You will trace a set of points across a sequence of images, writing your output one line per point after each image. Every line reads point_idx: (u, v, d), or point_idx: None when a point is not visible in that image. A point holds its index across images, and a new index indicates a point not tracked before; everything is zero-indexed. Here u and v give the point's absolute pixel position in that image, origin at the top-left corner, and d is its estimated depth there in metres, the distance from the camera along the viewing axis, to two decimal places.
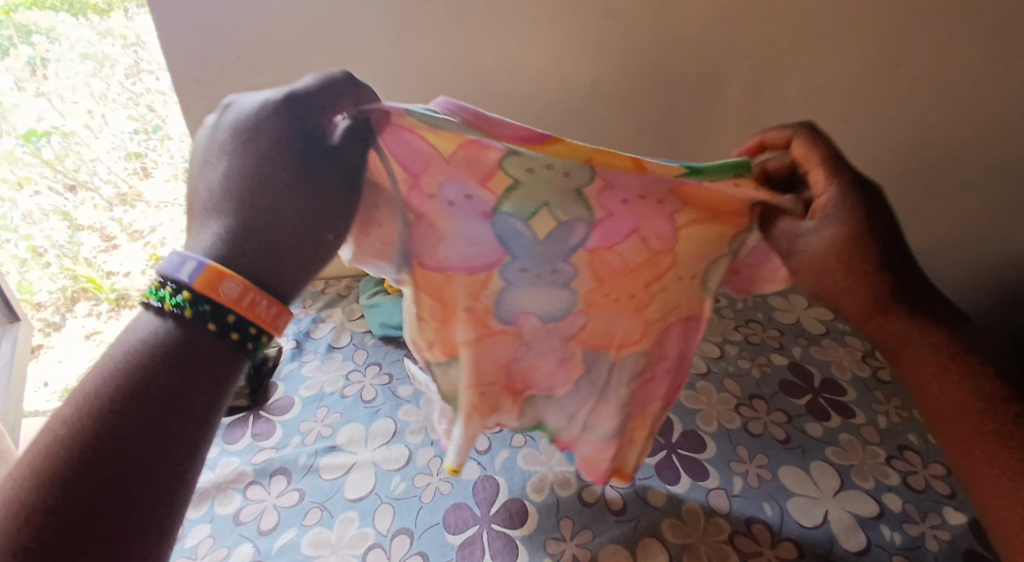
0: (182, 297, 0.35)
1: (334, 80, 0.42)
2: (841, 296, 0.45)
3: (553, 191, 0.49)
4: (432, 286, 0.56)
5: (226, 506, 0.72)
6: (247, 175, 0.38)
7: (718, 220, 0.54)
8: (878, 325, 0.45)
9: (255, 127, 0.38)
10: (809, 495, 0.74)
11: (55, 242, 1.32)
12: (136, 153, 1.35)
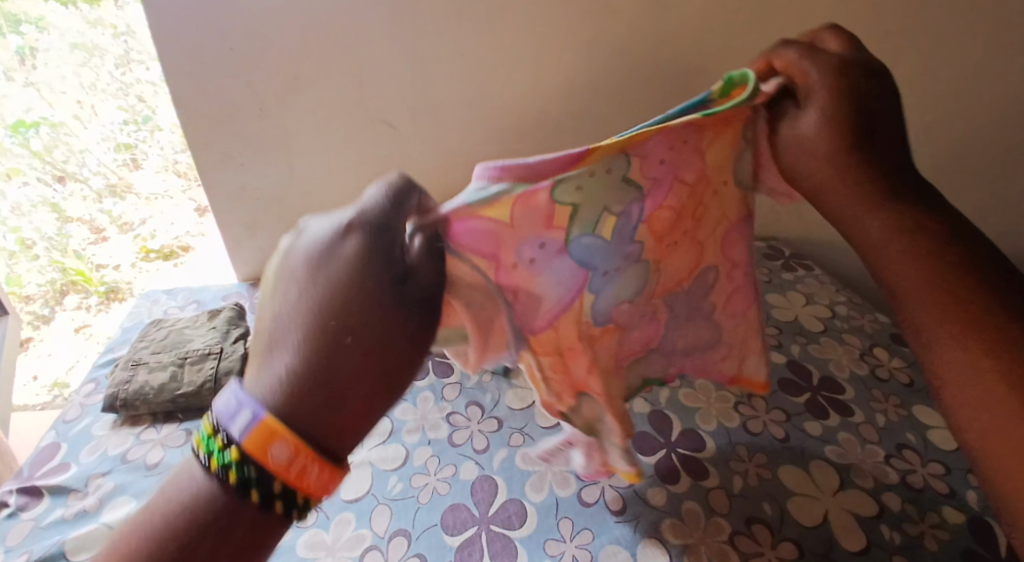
0: (231, 458, 0.37)
1: (398, 201, 0.44)
2: (812, 169, 0.50)
3: (608, 194, 0.51)
4: (548, 347, 0.57)
5: None
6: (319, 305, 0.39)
7: (726, 129, 0.52)
8: (843, 204, 0.50)
9: (332, 257, 0.41)
10: (808, 495, 0.74)
11: (44, 234, 1.53)
12: (126, 144, 1.46)
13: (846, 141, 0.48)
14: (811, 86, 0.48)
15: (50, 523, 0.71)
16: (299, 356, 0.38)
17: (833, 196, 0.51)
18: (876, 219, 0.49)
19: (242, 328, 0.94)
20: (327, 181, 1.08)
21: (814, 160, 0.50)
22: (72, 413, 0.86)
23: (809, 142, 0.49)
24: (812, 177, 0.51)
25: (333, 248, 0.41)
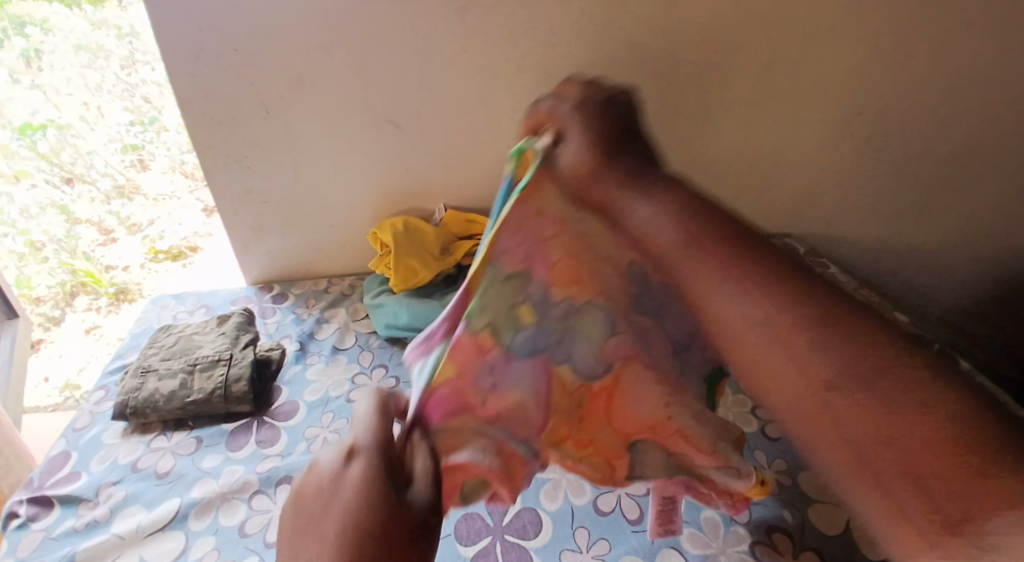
0: None
1: (382, 404, 0.56)
2: (589, 188, 0.49)
3: (503, 301, 0.55)
4: (563, 434, 0.64)
5: (231, 517, 0.70)
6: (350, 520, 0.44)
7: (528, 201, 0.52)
8: (630, 210, 0.47)
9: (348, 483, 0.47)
10: (830, 502, 0.72)
11: (52, 237, 1.51)
12: (133, 145, 1.52)
13: (613, 154, 0.48)
14: (567, 118, 0.50)
15: (61, 534, 0.70)
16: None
17: (617, 200, 0.48)
18: (640, 216, 0.46)
19: (251, 334, 0.93)
20: (332, 183, 1.07)
21: (583, 174, 0.49)
22: (82, 421, 0.85)
23: (581, 166, 0.49)
24: (592, 197, 0.49)
25: (354, 478, 0.48)
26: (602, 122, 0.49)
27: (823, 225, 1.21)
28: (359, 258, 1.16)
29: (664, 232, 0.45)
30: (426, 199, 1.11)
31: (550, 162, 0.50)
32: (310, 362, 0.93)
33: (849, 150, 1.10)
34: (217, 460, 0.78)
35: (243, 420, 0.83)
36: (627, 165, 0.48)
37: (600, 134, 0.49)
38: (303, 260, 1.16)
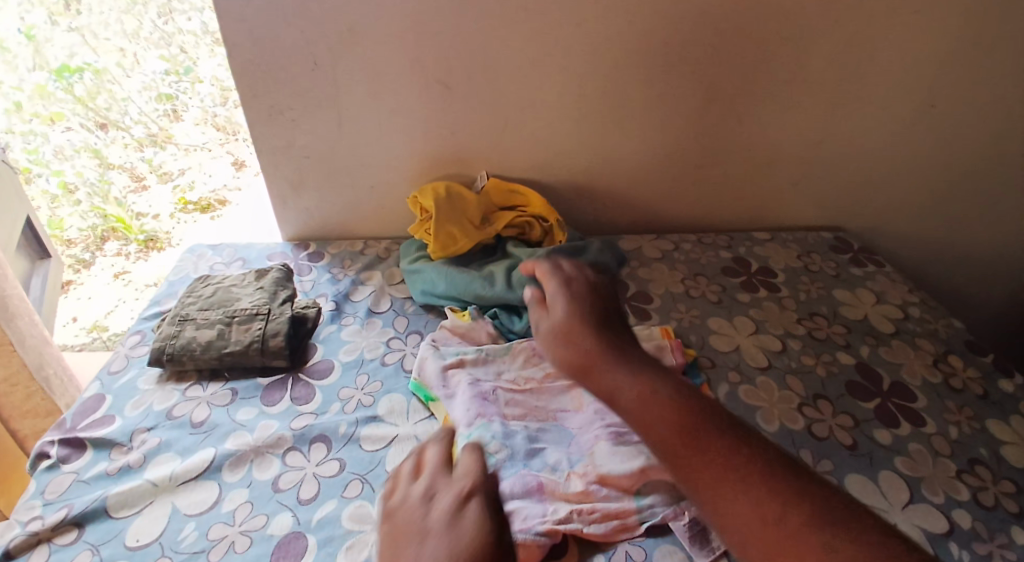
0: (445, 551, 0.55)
1: None
2: (576, 356, 0.58)
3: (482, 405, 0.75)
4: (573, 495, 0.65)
5: (264, 471, 0.70)
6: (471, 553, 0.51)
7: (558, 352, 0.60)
8: (611, 373, 0.56)
9: (465, 531, 0.53)
10: (876, 507, 0.69)
11: (86, 179, 1.57)
12: (167, 95, 1.54)
13: (590, 334, 0.59)
14: (562, 290, 0.65)
15: (93, 477, 0.70)
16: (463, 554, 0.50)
17: (599, 368, 0.56)
18: (618, 364, 0.56)
19: (289, 291, 0.92)
20: (375, 142, 1.04)
21: (572, 345, 0.59)
22: (117, 364, 0.85)
23: (564, 324, 0.61)
24: (586, 369, 0.57)
25: (450, 517, 0.54)
26: (584, 302, 0.63)
27: (877, 218, 1.16)
28: (396, 221, 1.14)
29: (638, 378, 0.55)
30: (470, 165, 1.07)
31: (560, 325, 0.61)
32: (345, 323, 0.92)
33: (916, 139, 1.06)
34: (252, 413, 0.77)
35: (278, 376, 0.82)
36: (605, 339, 0.59)
37: (581, 318, 0.61)
38: (339, 219, 1.14)
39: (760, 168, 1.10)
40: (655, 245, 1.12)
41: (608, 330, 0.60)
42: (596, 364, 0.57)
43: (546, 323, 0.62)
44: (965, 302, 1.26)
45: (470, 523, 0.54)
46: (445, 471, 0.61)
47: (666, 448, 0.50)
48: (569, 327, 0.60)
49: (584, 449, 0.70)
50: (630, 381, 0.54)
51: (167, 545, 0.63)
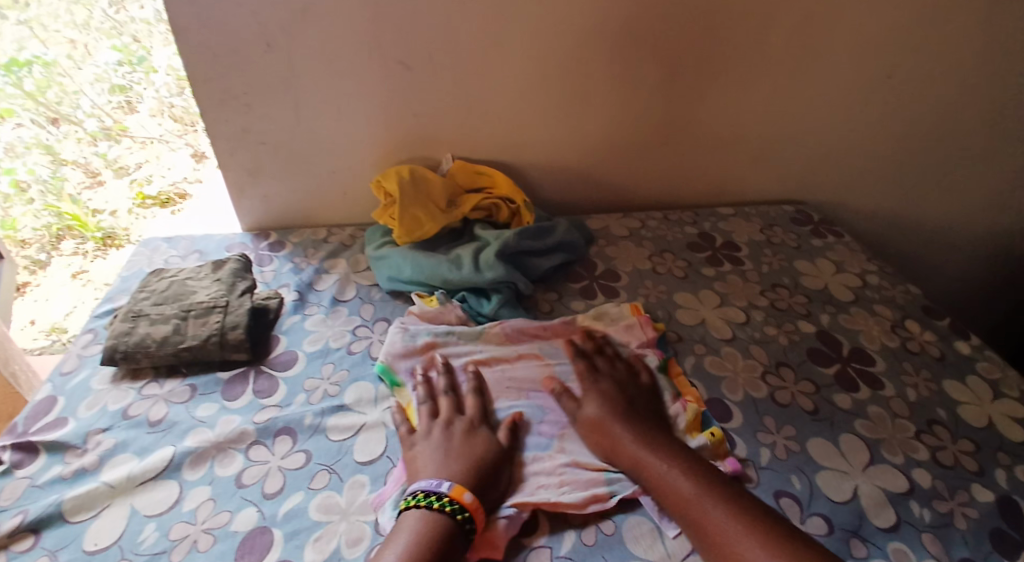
0: (443, 501, 0.59)
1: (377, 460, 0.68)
2: (610, 442, 0.67)
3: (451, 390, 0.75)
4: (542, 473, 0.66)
5: (226, 467, 0.68)
6: (487, 459, 0.65)
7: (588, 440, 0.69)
8: (640, 453, 0.65)
9: (482, 443, 0.67)
10: (838, 469, 0.70)
11: (39, 177, 1.49)
12: (120, 86, 1.52)
13: (621, 420, 0.69)
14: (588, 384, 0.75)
15: (46, 482, 0.67)
16: (480, 461, 0.64)
17: (633, 449, 0.66)
18: (645, 449, 0.65)
19: (247, 282, 0.89)
20: (334, 125, 1.01)
21: (604, 433, 0.68)
22: (69, 364, 0.82)
23: (592, 415, 0.70)
24: (618, 449, 0.66)
25: (467, 434, 0.68)
26: (614, 394, 0.73)
27: (839, 189, 1.18)
28: (360, 207, 1.11)
29: (665, 458, 0.64)
30: (432, 147, 1.05)
31: (591, 414, 0.70)
32: (309, 312, 0.90)
33: (877, 109, 1.07)
34: (212, 409, 0.75)
35: (239, 369, 0.80)
36: (636, 425, 0.68)
37: (613, 406, 0.71)
38: (301, 206, 1.11)
39: (725, 142, 1.10)
40: (622, 223, 1.11)
41: (638, 417, 0.70)
42: (627, 444, 0.66)
43: (580, 412, 0.71)
44: (925, 269, 1.30)
45: (485, 435, 0.68)
46: (457, 399, 0.73)
47: (695, 524, 0.59)
48: (603, 415, 0.70)
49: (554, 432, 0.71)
50: (658, 459, 0.64)
51: (127, 547, 0.61)
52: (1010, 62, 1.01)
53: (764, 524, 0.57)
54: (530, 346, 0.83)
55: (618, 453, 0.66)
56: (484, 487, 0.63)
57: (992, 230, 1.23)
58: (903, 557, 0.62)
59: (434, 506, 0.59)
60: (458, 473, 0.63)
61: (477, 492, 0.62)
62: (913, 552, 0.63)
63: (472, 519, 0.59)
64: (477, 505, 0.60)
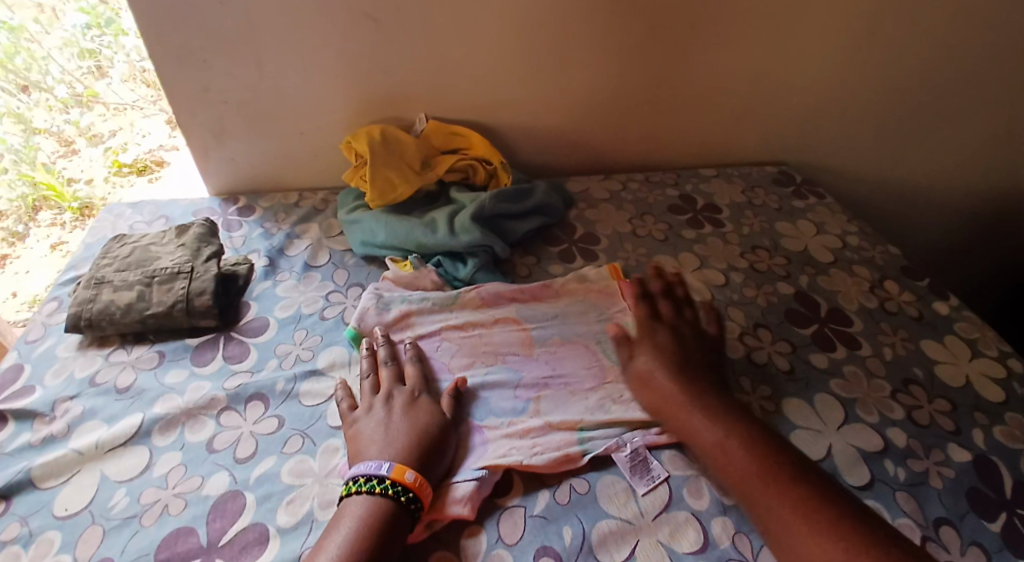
0: (385, 483, 0.57)
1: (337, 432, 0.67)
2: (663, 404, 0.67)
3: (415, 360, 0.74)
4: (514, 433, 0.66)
5: (197, 432, 0.67)
6: (430, 432, 0.63)
7: (641, 389, 0.70)
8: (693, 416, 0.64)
9: (425, 414, 0.65)
10: (812, 428, 0.70)
11: (10, 146, 1.36)
12: (90, 51, 1.40)
13: (677, 380, 0.68)
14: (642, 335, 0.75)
15: (13, 450, 0.66)
16: (423, 434, 0.63)
17: (683, 413, 0.65)
18: (693, 401, 0.66)
19: (214, 246, 0.87)
20: (301, 85, 0.97)
21: (651, 382, 0.69)
22: (34, 333, 0.80)
23: (645, 365, 0.71)
24: (670, 412, 0.66)
25: (407, 407, 0.66)
26: (669, 345, 0.73)
27: (820, 149, 1.16)
28: (332, 170, 1.08)
29: (714, 423, 0.63)
30: (404, 107, 1.02)
31: (644, 364, 0.71)
32: (280, 278, 0.88)
33: (858, 67, 1.05)
34: (182, 375, 0.73)
35: (208, 336, 0.78)
36: (692, 385, 0.67)
37: (670, 364, 0.70)
38: (272, 170, 1.08)
39: (705, 101, 1.08)
40: (602, 186, 1.10)
41: (681, 371, 0.69)
42: (679, 407, 0.66)
43: (635, 374, 0.71)
44: (906, 231, 1.30)
45: (428, 406, 0.66)
46: (399, 370, 0.72)
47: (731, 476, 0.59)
48: (655, 376, 0.69)
49: (527, 395, 0.71)
50: (707, 423, 0.63)
51: (97, 513, 0.60)
52: (996, 17, 0.98)
53: (798, 487, 0.56)
54: (507, 310, 0.82)
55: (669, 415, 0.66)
56: (429, 460, 0.61)
57: (973, 190, 1.22)
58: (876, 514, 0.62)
59: (377, 489, 0.57)
60: (401, 448, 0.61)
61: (421, 467, 0.60)
62: (887, 510, 0.63)
63: (418, 496, 0.57)
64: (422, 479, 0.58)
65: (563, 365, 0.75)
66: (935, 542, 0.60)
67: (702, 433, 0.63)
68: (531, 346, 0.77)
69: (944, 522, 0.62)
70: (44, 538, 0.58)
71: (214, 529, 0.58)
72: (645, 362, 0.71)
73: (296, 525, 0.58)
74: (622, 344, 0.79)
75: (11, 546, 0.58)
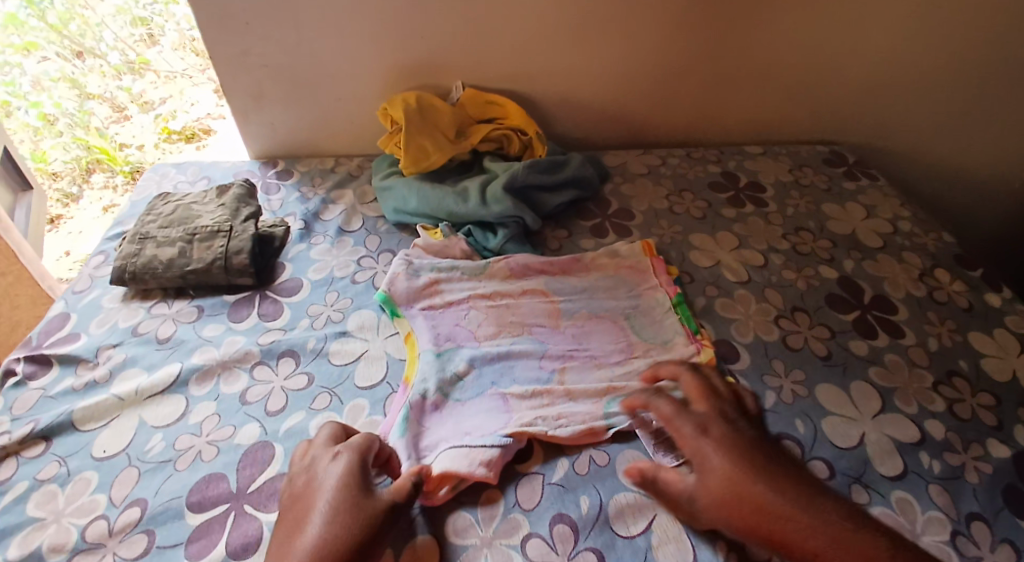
0: None
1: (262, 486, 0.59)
2: (757, 525, 0.51)
3: (435, 328, 0.74)
4: (537, 403, 0.66)
5: (231, 384, 0.69)
6: (326, 541, 0.50)
7: (722, 512, 0.53)
8: (813, 533, 0.50)
9: (330, 505, 0.52)
10: (846, 416, 0.68)
11: (65, 111, 1.58)
12: (142, 20, 1.66)
13: (757, 481, 0.53)
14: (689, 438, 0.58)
15: (59, 393, 0.69)
16: (309, 540, 0.50)
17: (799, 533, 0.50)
18: (793, 514, 0.51)
19: (252, 208, 0.89)
20: (341, 50, 0.97)
21: (735, 498, 0.52)
22: (81, 284, 0.83)
23: (714, 478, 0.54)
24: (771, 529, 0.51)
25: (328, 479, 0.54)
26: (726, 436, 0.57)
27: (874, 129, 1.11)
28: (370, 136, 1.09)
29: (828, 533, 0.50)
30: (442, 74, 1.01)
31: (710, 479, 0.54)
32: (314, 242, 0.89)
33: (919, 41, 0.99)
34: (219, 329, 0.76)
35: (244, 294, 0.80)
36: (794, 489, 0.53)
37: (744, 463, 0.54)
38: (309, 135, 1.09)
39: (752, 75, 1.03)
40: (640, 160, 1.07)
41: (764, 474, 0.54)
42: (788, 524, 0.51)
43: (699, 481, 0.55)
44: (963, 220, 1.23)
45: (340, 493, 0.53)
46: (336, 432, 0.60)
47: None
48: (735, 486, 0.53)
49: (552, 365, 0.71)
50: (837, 544, 0.49)
51: (134, 455, 0.63)
52: None
53: None
54: (536, 281, 0.82)
55: (773, 532, 0.51)
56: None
57: None
58: (906, 506, 0.60)
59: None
60: (299, 551, 0.49)
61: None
62: (917, 501, 0.61)
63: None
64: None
65: (590, 338, 0.75)
66: (965, 537, 0.58)
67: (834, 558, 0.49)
68: (558, 319, 0.77)
69: (976, 517, 0.60)
70: (81, 477, 0.61)
71: (243, 476, 0.60)
72: (714, 472, 0.54)
73: None
74: (655, 320, 0.78)
75: (48, 484, 0.61)
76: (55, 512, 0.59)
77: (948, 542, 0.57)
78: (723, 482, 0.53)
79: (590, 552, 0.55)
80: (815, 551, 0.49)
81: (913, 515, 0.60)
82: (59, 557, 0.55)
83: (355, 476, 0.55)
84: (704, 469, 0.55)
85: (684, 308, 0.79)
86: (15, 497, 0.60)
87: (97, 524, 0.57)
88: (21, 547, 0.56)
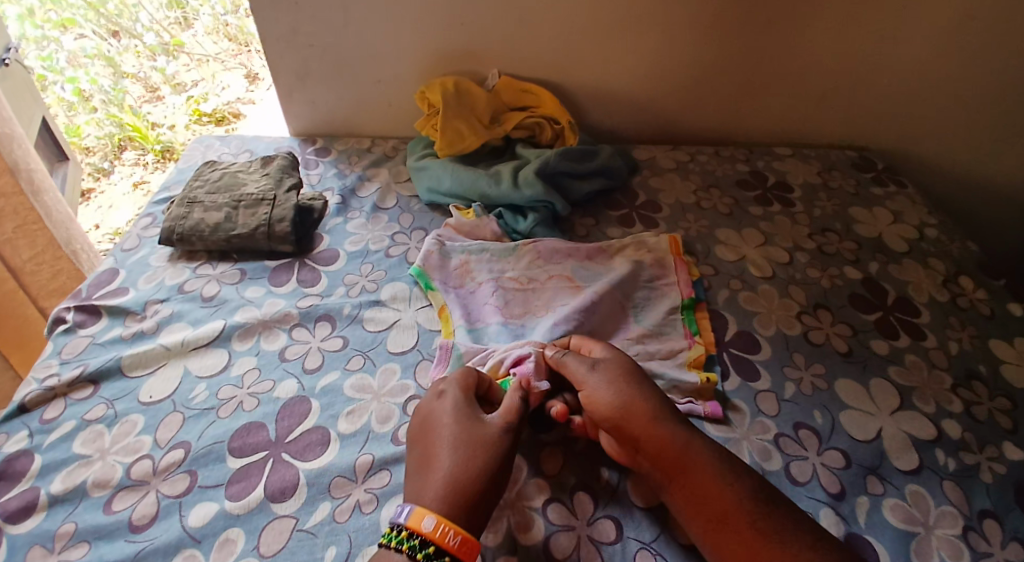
0: (428, 551, 0.48)
1: (304, 436, 0.62)
2: (640, 425, 0.57)
3: (461, 303, 0.77)
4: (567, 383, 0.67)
5: (271, 342, 0.73)
6: (458, 480, 0.52)
7: (611, 406, 0.59)
8: (678, 432, 0.56)
9: (459, 432, 0.56)
10: (863, 410, 0.70)
11: (101, 88, 1.68)
12: (178, 3, 1.72)
13: (649, 393, 0.60)
14: (601, 356, 0.64)
15: (108, 340, 0.73)
16: (449, 478, 0.52)
17: (668, 434, 0.56)
18: (675, 421, 0.57)
19: (295, 179, 0.92)
20: (388, 34, 1.01)
21: (627, 395, 0.59)
22: (130, 242, 0.88)
23: (612, 380, 0.61)
24: (652, 428, 0.57)
25: (463, 426, 0.56)
26: (633, 361, 0.64)
27: (906, 138, 1.11)
28: (406, 119, 1.12)
29: (697, 440, 0.56)
30: (480, 61, 1.04)
31: (602, 381, 0.61)
32: (351, 216, 0.93)
33: (959, 51, 0.99)
34: (260, 291, 0.79)
35: (285, 260, 0.84)
36: (669, 403, 0.60)
37: (641, 380, 0.61)
38: (347, 116, 1.12)
39: (788, 78, 1.05)
40: (670, 156, 1.09)
41: (652, 388, 0.61)
42: (670, 429, 0.57)
43: (600, 384, 0.61)
44: (988, 234, 1.23)
45: (458, 419, 0.57)
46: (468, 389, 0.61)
47: (726, 503, 0.52)
48: (633, 395, 0.59)
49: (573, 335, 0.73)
50: (703, 453, 0.55)
51: (179, 401, 0.66)
52: None
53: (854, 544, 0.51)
54: (563, 266, 0.83)
55: (650, 430, 0.57)
56: (469, 499, 0.52)
57: None
58: (919, 499, 0.61)
59: (418, 558, 0.48)
60: (439, 490, 0.52)
61: (451, 516, 0.51)
62: (931, 496, 0.62)
63: (457, 558, 0.49)
64: (462, 534, 0.49)
65: (610, 322, 0.76)
66: (976, 532, 0.59)
67: (691, 454, 0.55)
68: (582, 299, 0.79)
69: (988, 514, 0.61)
70: (127, 419, 0.65)
71: (282, 427, 0.63)
72: (607, 377, 0.61)
73: (355, 432, 0.63)
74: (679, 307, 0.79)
75: (94, 425, 0.65)
76: (101, 450, 0.62)
77: (959, 535, 0.58)
78: (615, 385, 0.60)
79: (608, 520, 0.57)
80: (684, 447, 0.55)
81: (926, 508, 0.61)
82: (104, 492, 0.59)
83: (466, 405, 0.59)
84: (601, 374, 0.62)
85: (691, 311, 0.79)
86: (61, 435, 0.64)
87: (142, 463, 0.61)
88: (66, 481, 0.60)
